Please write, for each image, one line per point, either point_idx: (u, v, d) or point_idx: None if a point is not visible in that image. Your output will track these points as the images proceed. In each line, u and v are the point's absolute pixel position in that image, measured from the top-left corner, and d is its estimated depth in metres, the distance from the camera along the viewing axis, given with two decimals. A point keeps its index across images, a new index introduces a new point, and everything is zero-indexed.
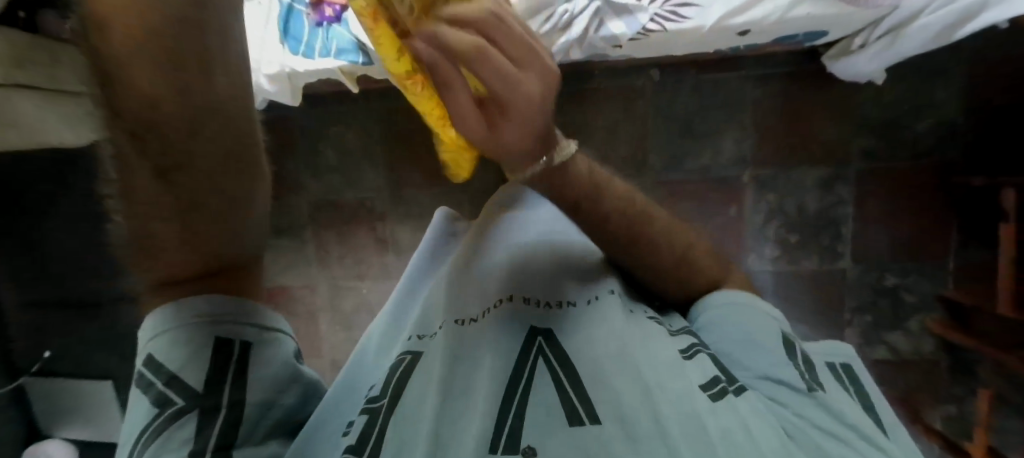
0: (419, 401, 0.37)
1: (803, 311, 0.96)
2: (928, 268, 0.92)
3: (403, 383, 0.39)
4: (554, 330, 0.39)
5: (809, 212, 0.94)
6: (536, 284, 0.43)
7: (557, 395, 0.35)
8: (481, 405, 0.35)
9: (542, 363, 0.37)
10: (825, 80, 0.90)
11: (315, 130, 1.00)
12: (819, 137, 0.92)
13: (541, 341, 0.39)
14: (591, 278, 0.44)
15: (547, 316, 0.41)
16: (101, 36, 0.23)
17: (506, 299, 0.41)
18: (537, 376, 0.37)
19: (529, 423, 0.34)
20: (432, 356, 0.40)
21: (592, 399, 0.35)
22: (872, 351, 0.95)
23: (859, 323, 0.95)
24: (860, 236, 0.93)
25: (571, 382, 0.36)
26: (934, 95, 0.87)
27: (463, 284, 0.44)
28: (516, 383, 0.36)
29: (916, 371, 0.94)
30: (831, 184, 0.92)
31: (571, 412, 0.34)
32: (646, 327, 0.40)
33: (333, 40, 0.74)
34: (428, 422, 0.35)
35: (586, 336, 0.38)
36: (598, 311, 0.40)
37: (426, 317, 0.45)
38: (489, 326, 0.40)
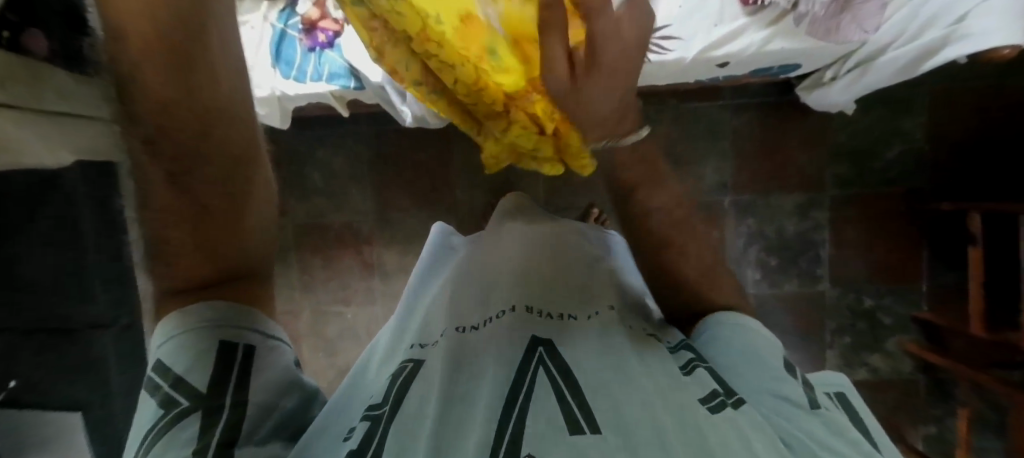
0: (419, 405, 0.36)
1: (786, 333, 0.98)
2: (903, 290, 0.95)
3: (403, 391, 0.37)
4: (555, 341, 0.39)
5: (788, 235, 0.97)
6: (538, 297, 0.44)
7: (557, 404, 0.33)
8: (483, 407, 0.33)
9: (543, 372, 0.36)
10: (799, 110, 0.94)
11: (301, 153, 1.00)
12: (796, 164, 0.95)
13: (542, 352, 0.38)
14: (591, 294, 0.46)
15: (549, 326, 0.41)
16: (127, 58, 0.29)
17: (508, 311, 0.42)
18: (536, 385, 0.35)
19: (529, 431, 0.31)
20: (434, 364, 0.39)
21: (592, 408, 0.32)
22: (854, 372, 0.97)
23: (840, 344, 0.97)
24: (837, 260, 0.96)
25: (570, 389, 0.34)
26: (901, 125, 0.91)
27: (465, 298, 0.46)
28: (514, 391, 0.34)
29: (896, 391, 0.96)
30: (809, 209, 0.96)
31: (572, 421, 0.31)
32: (647, 345, 0.40)
33: (325, 65, 0.75)
34: (427, 428, 0.33)
35: (588, 349, 0.38)
36: (598, 326, 0.41)
37: (425, 328, 0.45)
38: (492, 333, 0.40)
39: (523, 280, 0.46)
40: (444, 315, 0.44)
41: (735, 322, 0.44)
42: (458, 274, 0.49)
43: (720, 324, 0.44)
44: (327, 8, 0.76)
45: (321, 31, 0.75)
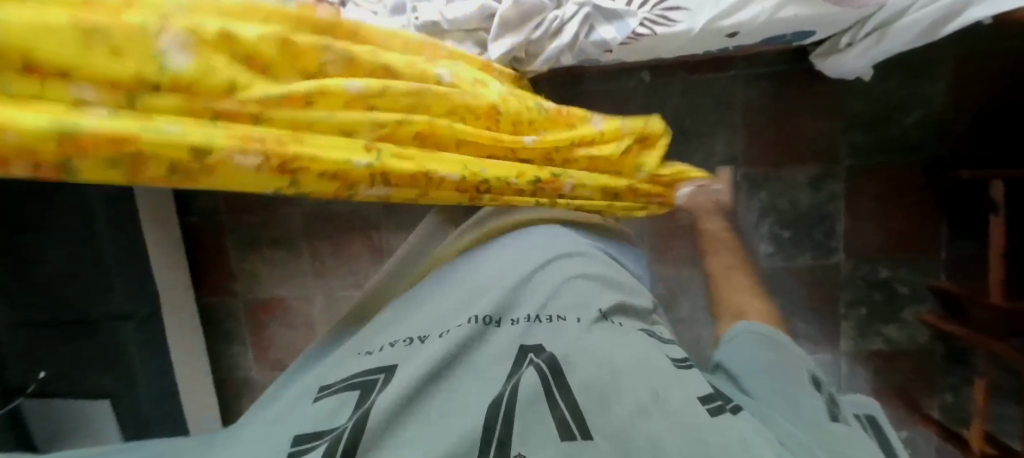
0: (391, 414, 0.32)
1: (798, 307, 0.97)
2: (921, 261, 0.93)
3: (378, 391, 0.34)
4: (544, 345, 0.37)
5: (801, 208, 0.95)
6: (526, 301, 0.42)
7: (550, 410, 0.32)
8: (473, 417, 0.31)
9: (531, 371, 0.35)
10: (814, 78, 0.91)
11: None
12: (810, 134, 0.93)
13: (532, 355, 0.36)
14: (575, 296, 0.43)
15: (533, 331, 0.39)
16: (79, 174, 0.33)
17: (493, 321, 0.40)
18: (526, 389, 0.33)
19: (523, 438, 0.30)
20: (403, 368, 0.36)
21: (584, 410, 0.32)
22: (868, 344, 0.96)
23: (854, 317, 0.96)
24: (852, 232, 0.94)
25: (561, 389, 0.33)
26: (921, 91, 0.88)
27: (446, 304, 0.44)
28: (500, 396, 0.33)
29: (912, 361, 0.95)
30: (823, 180, 0.94)
31: (562, 421, 0.31)
32: (634, 339, 0.40)
33: None
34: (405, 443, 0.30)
35: (578, 350, 0.37)
36: (588, 326, 0.40)
37: (398, 329, 0.42)
38: (473, 340, 0.38)
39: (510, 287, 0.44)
40: (423, 322, 0.42)
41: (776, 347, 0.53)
42: (441, 284, 0.48)
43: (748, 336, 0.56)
44: None
45: None
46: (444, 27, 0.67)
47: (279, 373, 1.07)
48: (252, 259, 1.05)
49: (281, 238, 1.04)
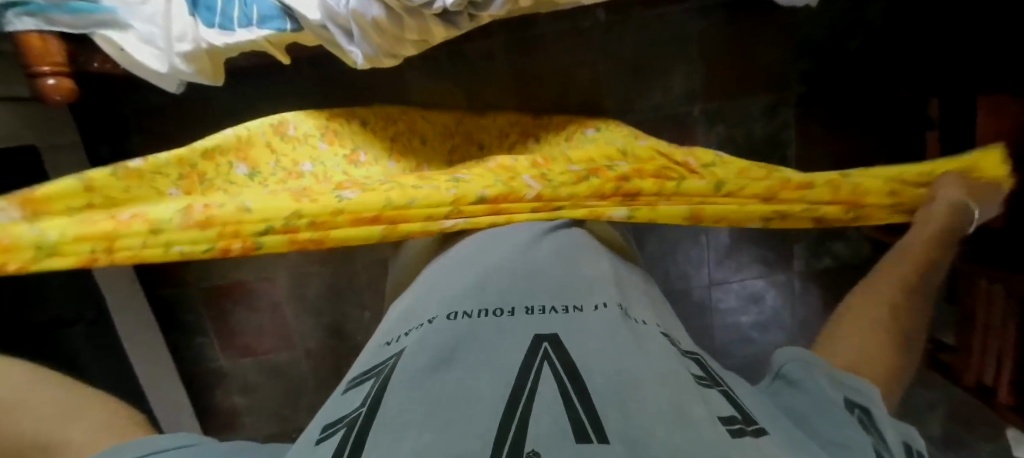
0: (397, 397, 0.25)
1: (757, 235, 1.02)
2: None
3: (373, 389, 0.28)
4: (562, 334, 0.30)
5: (756, 138, 0.98)
6: (540, 292, 0.36)
7: (563, 407, 0.23)
8: (480, 407, 0.23)
9: (545, 363, 0.27)
10: (765, 7, 0.91)
11: (244, 110, 0.91)
12: (763, 64, 0.94)
13: (546, 344, 0.29)
14: (599, 287, 0.37)
15: (552, 317, 0.32)
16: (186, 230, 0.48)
17: (506, 310, 0.34)
18: (542, 381, 0.25)
19: (531, 435, 0.21)
20: (416, 349, 0.30)
21: (601, 415, 0.23)
22: (818, 261, 1.04)
23: (806, 239, 1.03)
24: (804, 159, 0.99)
25: (577, 389, 0.25)
26: (866, 14, 0.90)
27: (450, 293, 0.37)
28: (520, 379, 0.25)
29: (856, 273, 1.04)
30: (775, 110, 0.96)
31: (579, 428, 0.22)
32: (656, 343, 0.31)
33: (253, 6, 0.66)
34: (402, 421, 0.23)
35: (603, 340, 0.30)
36: (610, 317, 0.33)
37: (410, 322, 0.36)
38: (487, 329, 0.31)
39: (523, 275, 0.38)
40: (439, 306, 0.36)
41: (832, 373, 0.37)
42: (442, 280, 0.41)
43: (786, 361, 0.39)
44: None
45: None
46: None
47: (250, 358, 1.03)
48: None
49: None
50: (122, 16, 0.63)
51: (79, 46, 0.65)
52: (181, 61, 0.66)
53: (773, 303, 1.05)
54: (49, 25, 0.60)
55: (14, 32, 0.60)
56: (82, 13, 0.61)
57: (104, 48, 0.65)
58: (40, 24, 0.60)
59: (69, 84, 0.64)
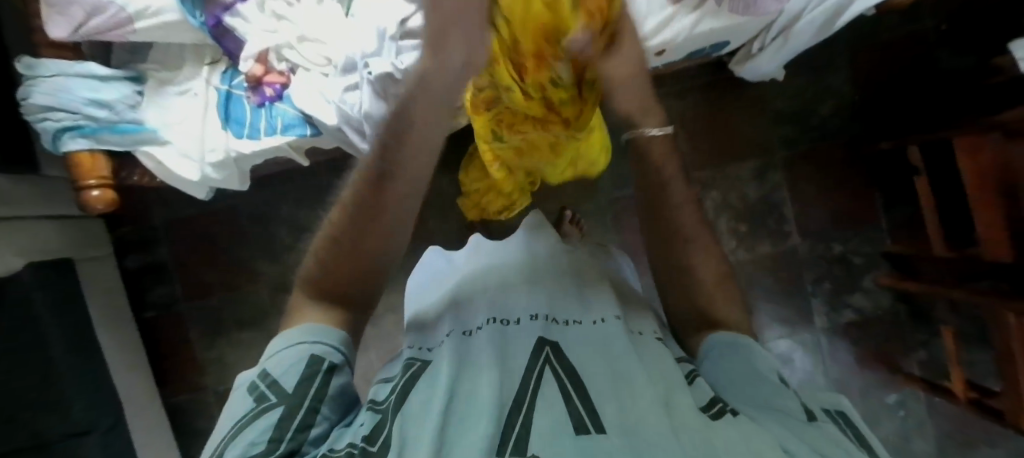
0: (419, 405, 0.34)
1: (769, 293, 1.02)
2: (867, 230, 1.00)
3: (407, 386, 0.37)
4: (561, 343, 0.39)
5: (751, 200, 1.03)
6: (543, 304, 0.44)
7: (565, 406, 0.32)
8: (490, 404, 0.32)
9: (549, 370, 0.36)
10: (736, 85, 1.01)
11: (268, 215, 1.00)
12: (742, 133, 1.02)
13: (548, 352, 0.37)
14: (596, 301, 0.45)
15: (558, 330, 0.40)
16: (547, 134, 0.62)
17: (514, 322, 0.41)
18: (544, 388, 0.34)
19: (535, 432, 0.30)
20: (440, 365, 0.38)
21: (599, 411, 0.32)
22: (840, 316, 1.01)
23: (822, 293, 1.02)
24: (801, 215, 1.02)
25: (577, 393, 0.33)
26: (829, 80, 0.98)
27: (467, 306, 0.45)
28: (525, 388, 0.34)
29: (883, 326, 0.99)
30: (763, 173, 1.02)
31: (577, 422, 0.31)
32: (650, 350, 0.39)
33: (277, 118, 0.73)
34: (430, 419, 0.31)
35: (594, 352, 0.38)
36: (603, 333, 0.40)
37: (435, 333, 0.45)
38: (494, 340, 0.39)
39: (530, 289, 0.45)
40: (463, 313, 0.45)
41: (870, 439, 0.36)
42: (460, 289, 0.49)
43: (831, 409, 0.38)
44: (269, 62, 0.74)
45: (267, 85, 0.74)
46: (397, 77, 0.67)
47: None
48: (221, 346, 1.00)
49: (249, 317, 1.00)
50: (163, 134, 0.71)
51: (122, 162, 0.71)
52: (212, 170, 0.73)
53: (804, 365, 1.01)
54: (98, 144, 0.67)
55: (67, 152, 0.66)
56: (130, 133, 0.68)
57: (146, 163, 0.71)
58: (91, 144, 0.67)
59: (111, 194, 0.69)
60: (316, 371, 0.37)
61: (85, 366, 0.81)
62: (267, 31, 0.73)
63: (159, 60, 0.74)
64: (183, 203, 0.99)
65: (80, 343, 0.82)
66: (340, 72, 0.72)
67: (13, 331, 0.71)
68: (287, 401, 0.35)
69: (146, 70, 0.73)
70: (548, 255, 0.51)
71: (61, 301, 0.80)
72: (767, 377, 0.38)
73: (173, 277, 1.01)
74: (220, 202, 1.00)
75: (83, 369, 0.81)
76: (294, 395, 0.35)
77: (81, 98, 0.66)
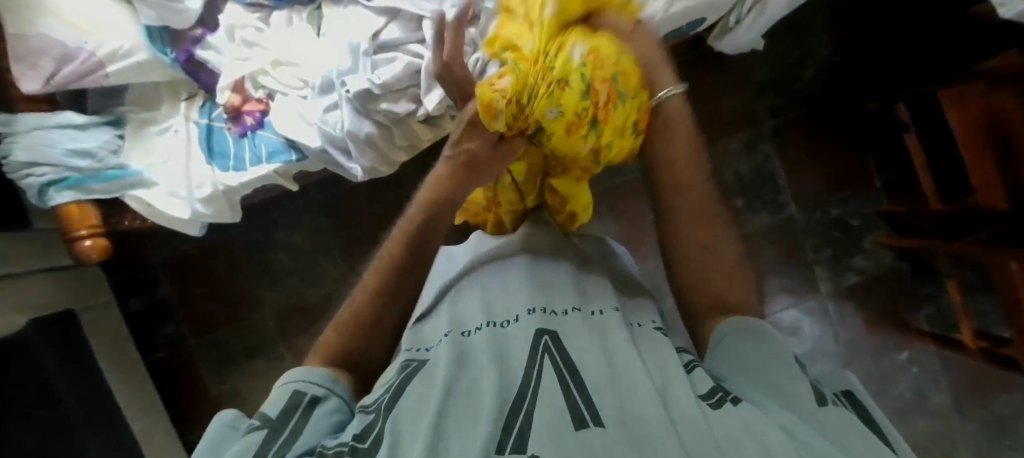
0: (416, 402, 0.34)
1: (772, 264, 1.02)
2: (861, 192, 1.00)
3: (402, 385, 0.36)
4: (561, 337, 0.39)
5: (743, 174, 1.02)
6: (542, 297, 0.43)
7: (564, 400, 0.32)
8: (488, 402, 0.32)
9: (548, 363, 0.36)
10: (716, 60, 1.01)
11: (265, 242, 0.99)
12: (728, 108, 1.02)
13: (548, 340, 0.38)
14: (595, 294, 0.45)
15: (557, 323, 0.41)
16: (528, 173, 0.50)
17: (513, 319, 0.41)
18: (544, 382, 0.34)
19: (535, 428, 0.30)
20: (437, 362, 0.38)
21: (598, 406, 0.32)
22: (845, 279, 1.01)
23: (823, 259, 1.02)
24: (795, 183, 1.02)
25: (576, 387, 0.33)
26: (809, 45, 0.98)
27: (465, 308, 0.45)
28: (525, 382, 0.34)
29: (888, 284, 1.00)
30: (753, 145, 1.02)
31: (576, 416, 0.31)
32: (651, 344, 0.40)
33: (261, 146, 0.73)
34: (427, 417, 0.31)
35: (594, 343, 0.38)
36: (602, 326, 0.40)
37: (430, 331, 0.44)
38: (493, 339, 0.39)
39: (528, 284, 0.45)
40: (460, 311, 0.44)
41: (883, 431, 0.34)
42: (457, 291, 0.48)
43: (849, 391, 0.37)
44: (246, 90, 0.74)
45: (247, 114, 0.74)
46: (376, 92, 0.67)
47: None
48: (232, 377, 1.00)
49: (256, 346, 1.00)
50: (150, 176, 0.70)
51: (111, 208, 0.71)
52: (202, 206, 0.72)
53: (813, 332, 1.01)
54: (86, 195, 0.67)
55: (55, 206, 0.65)
56: (115, 179, 0.68)
57: (134, 207, 0.71)
58: (77, 194, 0.66)
59: (102, 242, 0.68)
60: (298, 402, 0.36)
61: (98, 412, 0.81)
62: (239, 60, 0.73)
63: (136, 101, 0.73)
64: (178, 240, 0.99)
65: (91, 390, 0.82)
66: (317, 93, 0.71)
67: (24, 385, 0.71)
68: (269, 425, 0.34)
69: (124, 113, 0.73)
70: (542, 251, 0.50)
71: (67, 351, 0.80)
72: (780, 353, 0.38)
73: (177, 314, 1.00)
74: (216, 234, 1.00)
75: (97, 416, 0.81)
76: (277, 419, 0.35)
77: (62, 149, 0.65)
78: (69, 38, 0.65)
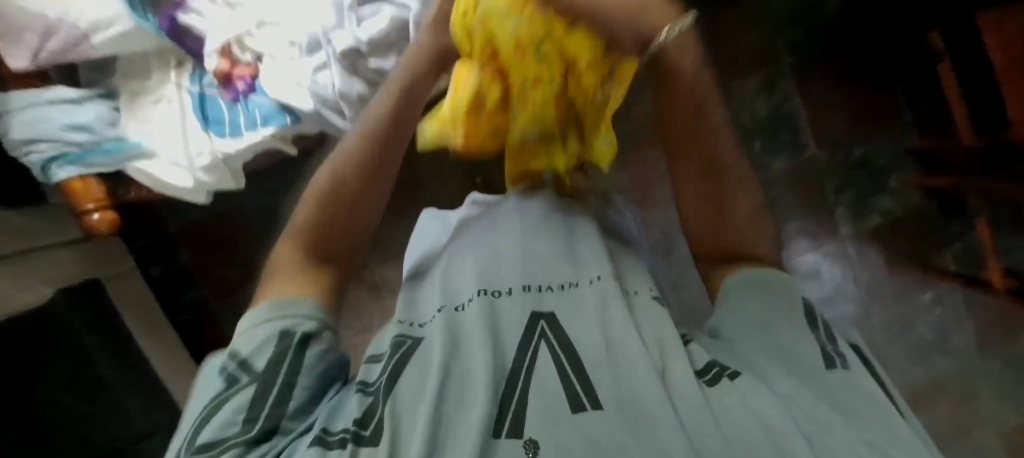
0: (413, 385, 0.33)
1: (790, 209, 0.99)
2: (888, 129, 0.94)
3: (398, 364, 0.35)
4: (557, 314, 0.38)
5: (760, 116, 0.97)
6: (537, 269, 0.43)
7: (560, 383, 0.32)
8: (484, 385, 0.32)
9: (544, 346, 0.35)
10: None
11: (274, 205, 1.01)
12: (744, 45, 0.95)
13: (544, 324, 0.37)
14: (588, 258, 0.44)
15: (551, 298, 0.40)
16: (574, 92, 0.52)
17: (505, 292, 0.40)
18: (539, 364, 0.34)
19: (531, 414, 0.30)
20: (430, 342, 0.37)
21: (594, 385, 0.32)
22: (866, 222, 0.97)
23: (844, 202, 0.97)
24: (815, 123, 0.97)
25: (571, 366, 0.33)
26: None
27: (457, 278, 0.44)
28: (520, 363, 0.34)
29: (913, 226, 0.95)
30: (771, 85, 0.96)
31: (573, 398, 0.31)
32: (646, 314, 0.39)
33: (255, 111, 0.72)
34: (424, 405, 0.31)
35: (591, 318, 0.37)
36: (597, 297, 0.39)
37: (423, 307, 0.43)
38: (484, 314, 0.38)
39: (522, 255, 0.44)
40: (458, 283, 0.43)
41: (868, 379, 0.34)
42: (448, 260, 0.47)
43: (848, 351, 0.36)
44: (234, 54, 0.72)
45: (239, 79, 0.72)
46: (363, 49, 0.65)
47: None
48: None
49: None
50: (148, 146, 0.70)
51: (116, 182, 0.71)
52: (204, 174, 0.72)
53: (833, 278, 0.98)
54: (88, 169, 0.67)
55: (59, 182, 0.66)
56: (115, 151, 0.68)
57: (138, 178, 0.71)
58: (79, 170, 0.66)
59: (111, 215, 0.68)
60: (287, 348, 0.35)
61: (135, 373, 0.86)
62: (222, 23, 0.71)
63: (125, 73, 0.73)
64: (193, 209, 1.02)
65: (124, 353, 0.86)
66: (304, 53, 0.69)
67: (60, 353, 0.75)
68: (258, 380, 0.33)
69: (116, 85, 0.73)
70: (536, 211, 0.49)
71: (97, 319, 0.84)
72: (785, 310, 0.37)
73: (200, 280, 1.04)
74: (228, 202, 1.02)
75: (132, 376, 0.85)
76: (267, 372, 0.34)
77: (59, 124, 0.66)
78: (47, 6, 0.63)
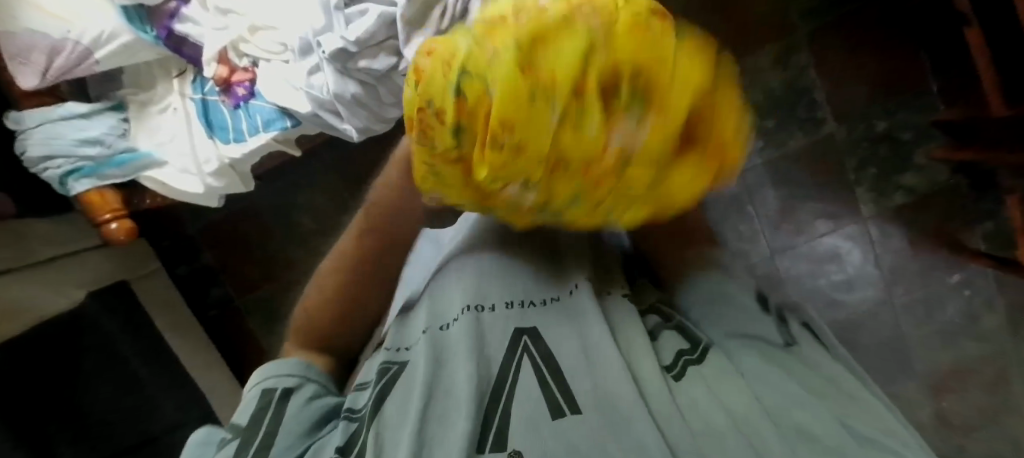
0: (398, 410, 0.33)
1: (809, 188, 0.94)
2: (912, 100, 0.89)
3: (383, 393, 0.35)
4: (538, 327, 0.37)
5: (775, 91, 0.92)
6: (514, 280, 0.41)
7: (543, 391, 0.32)
8: (467, 396, 0.32)
9: (526, 356, 0.35)
10: None
11: (285, 202, 1.04)
12: (756, 15, 0.91)
13: (527, 340, 0.36)
14: (569, 265, 0.43)
15: (530, 312, 0.39)
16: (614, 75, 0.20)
17: (484, 306, 0.39)
18: (521, 373, 0.34)
19: (517, 421, 0.30)
20: (415, 364, 0.36)
21: (574, 392, 0.32)
22: (891, 200, 0.92)
23: (866, 179, 0.92)
24: (834, 95, 0.91)
25: (552, 374, 0.33)
26: None
27: (444, 297, 0.42)
28: (502, 375, 0.34)
29: (940, 203, 0.90)
30: (787, 57, 0.91)
31: (554, 405, 0.31)
32: (623, 317, 0.38)
33: (256, 116, 0.73)
34: (409, 421, 0.31)
35: (569, 327, 0.37)
36: (575, 305, 0.39)
37: (406, 331, 0.42)
38: (471, 327, 0.37)
39: (502, 268, 0.42)
40: (443, 300, 0.42)
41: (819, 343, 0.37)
42: (433, 282, 0.45)
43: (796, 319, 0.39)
44: (231, 60, 0.73)
45: (237, 85, 0.73)
46: (351, 50, 0.64)
47: None
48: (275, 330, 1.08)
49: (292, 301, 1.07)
50: (158, 156, 0.73)
51: (131, 192, 0.75)
52: (212, 179, 0.74)
53: (855, 259, 0.93)
54: (102, 181, 0.71)
55: (77, 194, 0.70)
56: (126, 163, 0.71)
57: (151, 186, 0.74)
58: (95, 182, 0.70)
59: (128, 224, 0.71)
60: (268, 402, 0.36)
61: (164, 368, 0.90)
62: (217, 30, 0.72)
63: (132, 84, 0.75)
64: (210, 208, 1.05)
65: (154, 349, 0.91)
66: (298, 55, 0.70)
67: None
68: (241, 435, 0.34)
69: (124, 96, 0.75)
70: None
71: (127, 317, 0.88)
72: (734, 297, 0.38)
73: (220, 276, 1.08)
74: (241, 200, 1.05)
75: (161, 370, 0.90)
76: (248, 427, 0.34)
77: (70, 140, 0.68)
78: (52, 27, 0.66)
